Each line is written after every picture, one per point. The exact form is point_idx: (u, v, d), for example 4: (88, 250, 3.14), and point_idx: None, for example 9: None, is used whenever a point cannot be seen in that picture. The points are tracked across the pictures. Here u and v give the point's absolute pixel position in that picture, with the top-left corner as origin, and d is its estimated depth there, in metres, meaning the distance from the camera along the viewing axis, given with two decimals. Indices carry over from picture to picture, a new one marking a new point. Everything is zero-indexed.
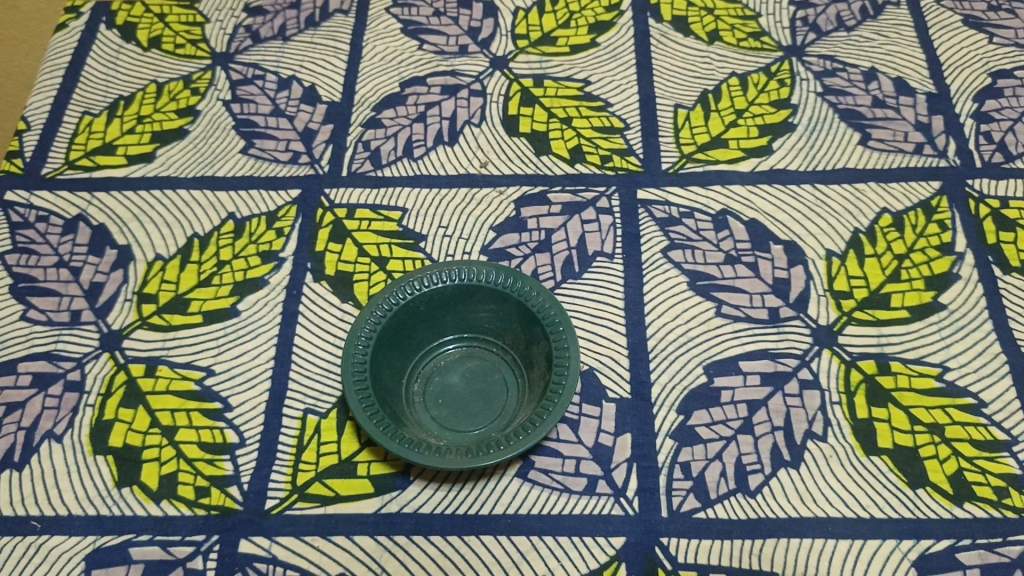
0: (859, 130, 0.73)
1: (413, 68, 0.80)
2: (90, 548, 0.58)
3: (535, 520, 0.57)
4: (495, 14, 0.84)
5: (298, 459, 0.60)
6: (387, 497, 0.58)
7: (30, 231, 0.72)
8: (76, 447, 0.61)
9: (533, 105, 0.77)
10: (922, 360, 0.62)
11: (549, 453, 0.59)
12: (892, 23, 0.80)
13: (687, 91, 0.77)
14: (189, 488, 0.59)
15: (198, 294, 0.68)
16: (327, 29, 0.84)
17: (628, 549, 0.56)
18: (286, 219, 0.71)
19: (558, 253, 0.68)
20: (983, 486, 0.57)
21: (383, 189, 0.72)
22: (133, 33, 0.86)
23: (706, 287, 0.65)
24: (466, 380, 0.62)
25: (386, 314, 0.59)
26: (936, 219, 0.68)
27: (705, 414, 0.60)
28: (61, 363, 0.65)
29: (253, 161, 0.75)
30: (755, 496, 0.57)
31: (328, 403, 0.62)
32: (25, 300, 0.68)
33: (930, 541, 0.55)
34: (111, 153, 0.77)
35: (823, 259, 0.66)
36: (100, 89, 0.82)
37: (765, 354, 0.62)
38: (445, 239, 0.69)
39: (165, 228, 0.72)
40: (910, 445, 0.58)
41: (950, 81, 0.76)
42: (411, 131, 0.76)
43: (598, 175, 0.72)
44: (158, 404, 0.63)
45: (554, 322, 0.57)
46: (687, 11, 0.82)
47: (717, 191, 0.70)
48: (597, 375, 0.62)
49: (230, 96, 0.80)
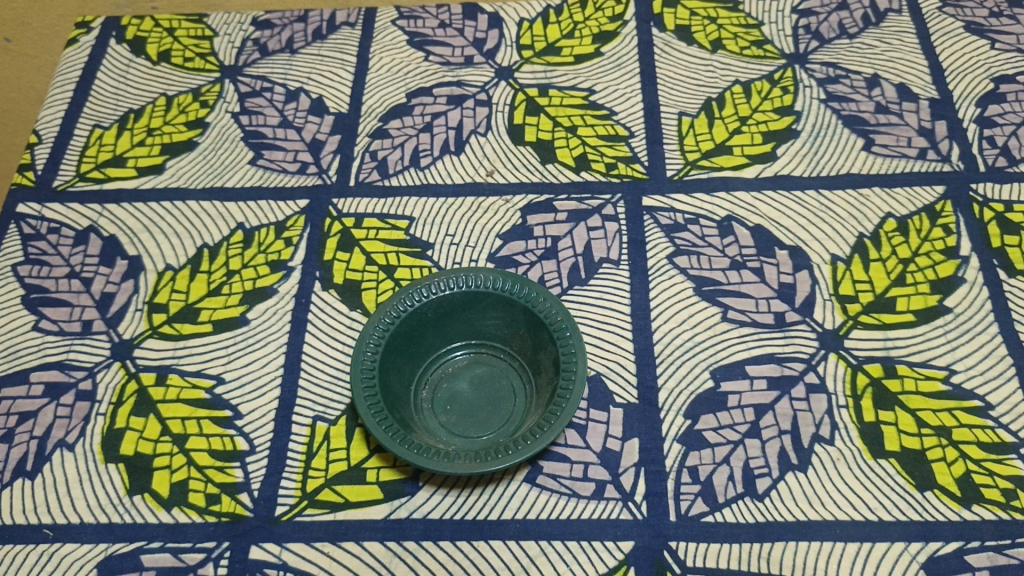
0: (862, 136, 0.74)
1: (419, 79, 0.81)
2: (102, 555, 0.58)
3: (545, 525, 0.57)
4: (500, 25, 0.85)
5: (308, 466, 0.60)
6: (396, 503, 0.59)
7: (42, 242, 0.73)
8: (88, 456, 0.62)
9: (538, 114, 0.77)
10: (928, 363, 0.62)
11: (557, 458, 0.59)
12: (895, 30, 0.81)
13: (691, 99, 0.77)
14: (200, 495, 0.60)
15: (208, 303, 0.68)
16: (335, 42, 0.85)
17: (636, 553, 0.56)
18: (294, 228, 0.72)
19: (564, 260, 0.68)
20: (991, 488, 0.57)
21: (390, 198, 0.73)
22: (142, 47, 0.87)
23: (712, 292, 0.66)
24: (474, 386, 0.62)
25: (394, 322, 0.59)
26: (941, 223, 0.68)
27: (712, 418, 0.60)
28: (73, 372, 0.66)
29: (262, 172, 0.76)
30: (762, 499, 0.57)
31: (337, 410, 0.63)
32: (37, 310, 0.69)
33: (939, 543, 0.55)
34: (121, 164, 0.78)
35: (828, 263, 0.67)
36: (110, 103, 0.83)
37: (770, 359, 0.62)
38: (452, 247, 0.70)
39: (175, 239, 0.73)
40: (917, 448, 0.58)
41: (954, 87, 0.76)
42: (418, 140, 0.77)
43: (603, 183, 0.72)
44: (169, 413, 0.63)
45: (562, 327, 0.58)
46: (690, 21, 0.83)
47: (722, 197, 0.71)
48: (605, 380, 0.62)
49: (238, 108, 0.81)
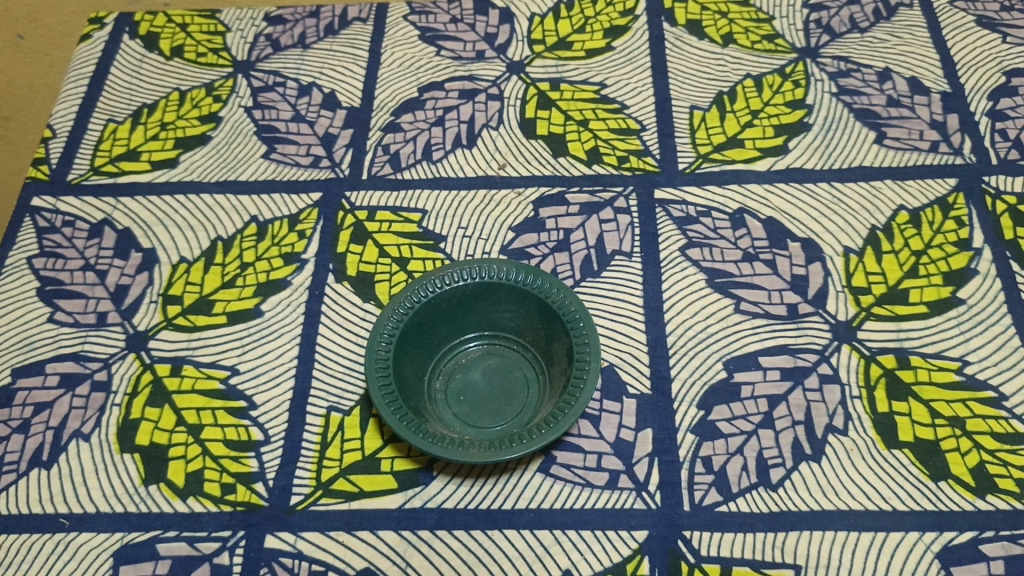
0: (874, 129, 0.74)
1: (431, 74, 0.82)
2: (118, 545, 0.59)
3: (558, 514, 0.57)
4: (511, 20, 0.85)
5: (322, 456, 0.61)
6: (410, 492, 0.59)
7: (57, 236, 0.73)
8: (104, 446, 0.62)
9: (550, 108, 0.78)
10: (941, 354, 0.62)
11: (570, 448, 0.60)
12: (905, 24, 0.81)
13: (702, 92, 0.78)
14: (215, 485, 0.60)
15: (223, 295, 0.69)
16: (346, 37, 0.85)
17: (651, 543, 0.56)
18: (308, 221, 0.72)
19: (576, 252, 0.68)
20: (1005, 479, 0.57)
21: (403, 191, 0.73)
22: (155, 42, 0.87)
23: (725, 284, 0.66)
24: (488, 376, 0.62)
25: (409, 312, 0.59)
26: (953, 215, 0.68)
27: (726, 409, 0.60)
28: (88, 364, 0.66)
29: (275, 166, 0.76)
30: (776, 489, 0.57)
31: (351, 401, 0.63)
32: (52, 302, 0.70)
33: (953, 532, 0.55)
34: (135, 158, 0.78)
35: (841, 255, 0.67)
36: (124, 98, 0.83)
37: (784, 350, 0.63)
38: (465, 240, 0.70)
39: (189, 231, 0.73)
40: (931, 439, 0.59)
41: (965, 80, 0.76)
42: (430, 134, 0.77)
43: (615, 175, 0.73)
44: (184, 404, 0.64)
45: (575, 317, 0.58)
46: (701, 15, 0.83)
47: (734, 190, 0.71)
48: (618, 371, 0.63)
49: (251, 103, 0.81)
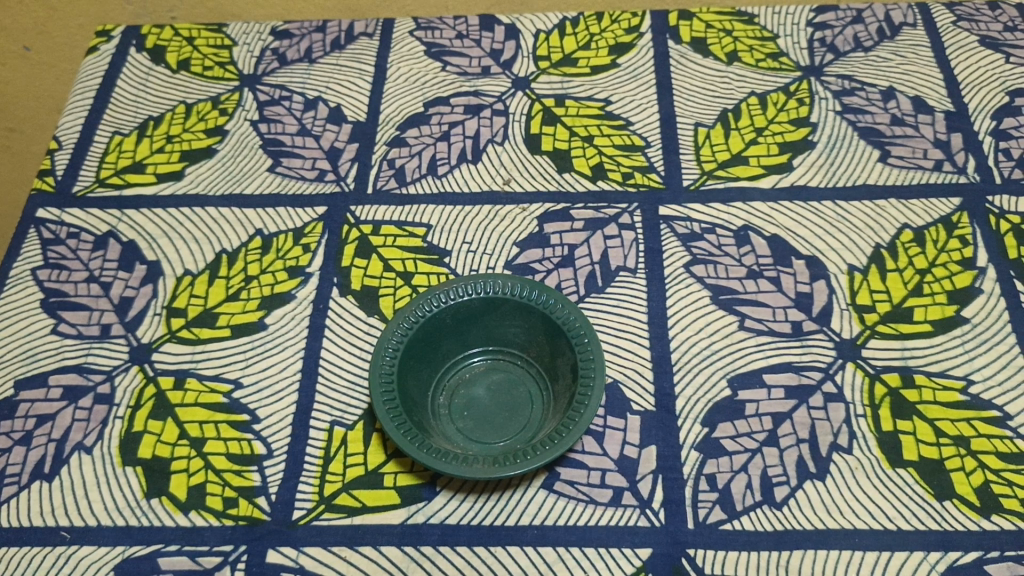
0: (878, 147, 0.74)
1: (436, 89, 0.82)
2: (119, 558, 0.58)
3: (562, 532, 0.57)
4: (516, 36, 0.86)
5: (325, 470, 0.60)
6: (413, 508, 0.59)
7: (61, 247, 0.74)
8: (105, 459, 0.62)
9: (554, 124, 0.78)
10: (946, 373, 0.62)
11: (574, 464, 0.59)
12: (909, 43, 0.81)
13: (707, 110, 0.78)
14: (218, 499, 0.60)
15: (227, 308, 0.69)
16: (352, 52, 0.86)
17: (655, 561, 0.56)
18: (313, 235, 0.72)
19: (581, 268, 0.69)
20: (1010, 499, 0.57)
21: (408, 206, 0.74)
22: (162, 55, 0.88)
23: (729, 301, 0.66)
24: (491, 393, 0.62)
25: (414, 326, 0.59)
26: (957, 234, 0.69)
27: (730, 426, 0.60)
28: (91, 375, 0.66)
29: (280, 179, 0.76)
30: (781, 508, 0.57)
31: (354, 415, 0.63)
32: (56, 314, 0.70)
33: (958, 552, 0.55)
34: (141, 171, 0.78)
35: (845, 273, 0.67)
36: (130, 110, 0.84)
37: (788, 367, 0.63)
38: (470, 255, 0.70)
39: (194, 244, 0.73)
40: (936, 458, 0.58)
41: (969, 100, 0.77)
42: (435, 149, 0.77)
43: (620, 192, 0.73)
44: (187, 417, 0.64)
45: (579, 334, 0.58)
46: (706, 33, 0.84)
47: (738, 208, 0.71)
48: (622, 388, 0.63)
49: (258, 116, 0.81)
